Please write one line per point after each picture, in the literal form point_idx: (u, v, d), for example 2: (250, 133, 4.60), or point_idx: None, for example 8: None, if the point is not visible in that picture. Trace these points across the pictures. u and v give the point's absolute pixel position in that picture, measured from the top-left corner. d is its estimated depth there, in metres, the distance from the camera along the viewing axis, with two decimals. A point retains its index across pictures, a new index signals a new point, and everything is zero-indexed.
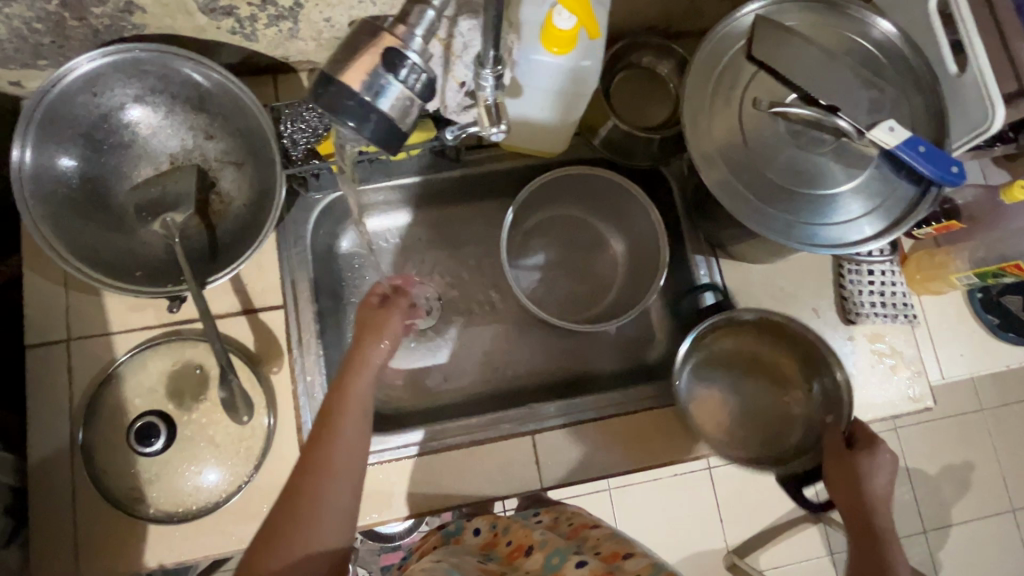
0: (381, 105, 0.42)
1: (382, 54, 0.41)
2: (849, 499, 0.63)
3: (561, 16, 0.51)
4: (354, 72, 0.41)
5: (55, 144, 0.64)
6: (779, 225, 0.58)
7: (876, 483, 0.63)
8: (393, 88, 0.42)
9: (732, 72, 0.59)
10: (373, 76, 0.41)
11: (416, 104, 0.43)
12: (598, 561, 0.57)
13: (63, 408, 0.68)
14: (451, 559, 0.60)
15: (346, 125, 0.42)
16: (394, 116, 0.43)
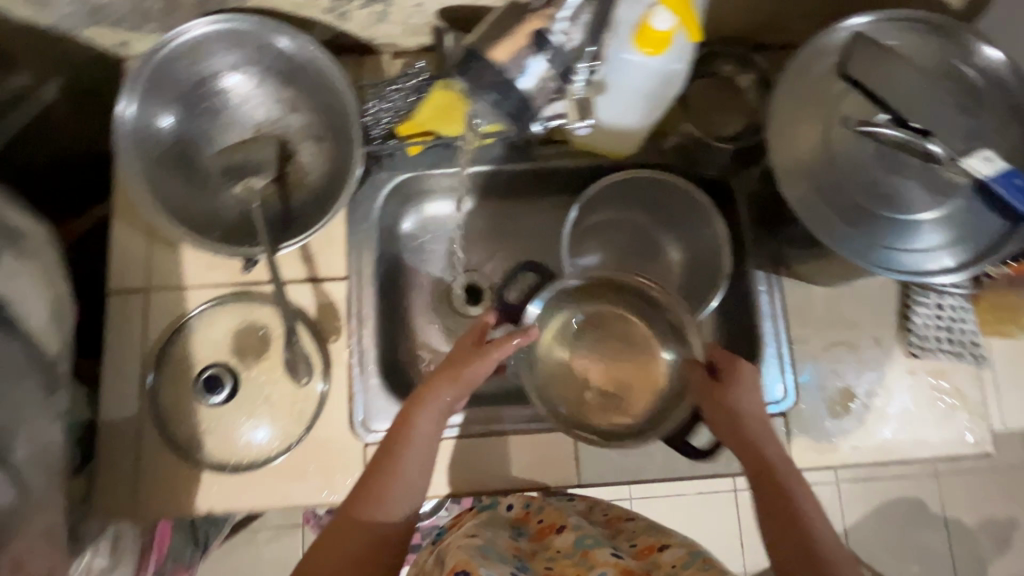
0: (523, 81, 0.55)
1: (530, 34, 0.54)
2: (737, 436, 0.59)
3: (660, 17, 0.52)
4: (500, 51, 0.55)
5: (158, 103, 0.69)
6: (857, 246, 0.57)
7: (749, 408, 0.59)
8: (537, 66, 0.55)
9: (820, 89, 0.59)
10: (517, 56, 0.55)
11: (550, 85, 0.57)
12: (635, 560, 0.59)
13: (137, 352, 0.72)
14: (485, 534, 0.61)
15: (488, 95, 0.57)
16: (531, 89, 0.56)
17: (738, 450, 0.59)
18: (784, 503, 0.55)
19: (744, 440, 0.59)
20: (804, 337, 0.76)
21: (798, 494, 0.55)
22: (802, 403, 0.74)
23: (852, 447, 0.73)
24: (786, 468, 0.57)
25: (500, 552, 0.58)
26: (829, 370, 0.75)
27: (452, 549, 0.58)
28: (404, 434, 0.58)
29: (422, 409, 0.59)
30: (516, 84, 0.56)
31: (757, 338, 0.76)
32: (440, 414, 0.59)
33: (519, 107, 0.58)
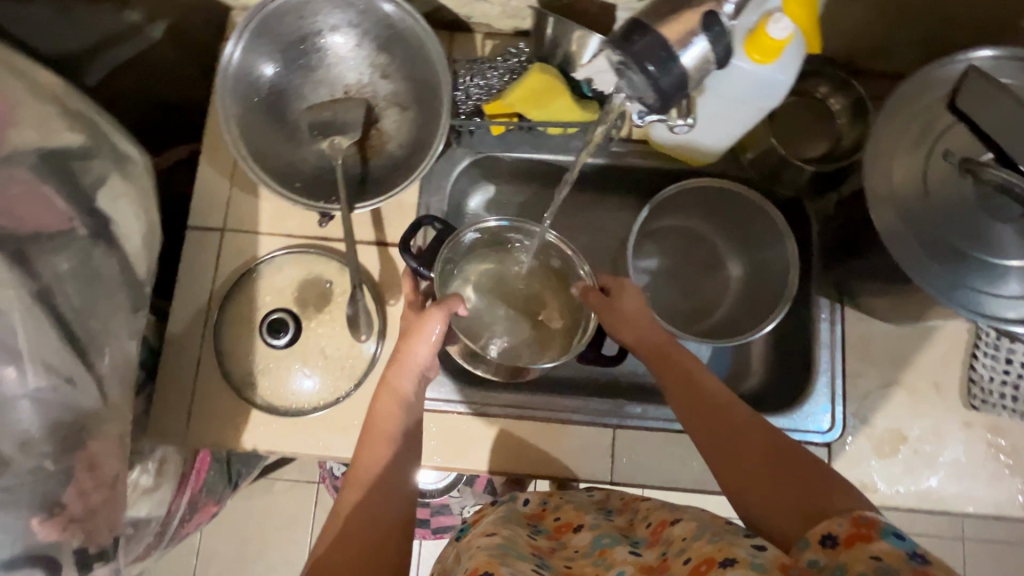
0: (685, 60, 0.40)
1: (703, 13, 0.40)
2: (634, 330, 0.67)
3: (777, 25, 0.50)
4: (672, 26, 0.40)
5: (260, 53, 0.71)
6: (942, 284, 0.55)
7: (638, 307, 0.68)
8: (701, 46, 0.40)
9: (928, 118, 0.58)
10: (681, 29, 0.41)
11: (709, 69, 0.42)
12: (652, 551, 0.52)
13: (207, 287, 0.75)
14: (504, 531, 0.55)
15: (643, 71, 0.40)
16: (691, 73, 0.41)
17: (636, 346, 0.67)
18: (694, 388, 0.61)
19: (638, 336, 0.67)
20: (860, 371, 0.75)
21: (702, 379, 0.62)
22: (849, 438, 0.73)
23: (895, 490, 0.71)
24: (683, 359, 0.64)
25: (519, 548, 0.52)
26: (882, 409, 0.74)
27: (471, 548, 0.53)
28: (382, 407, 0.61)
29: (387, 388, 0.63)
30: (678, 61, 0.40)
31: (811, 366, 0.74)
32: (406, 379, 0.63)
33: (676, 88, 0.41)
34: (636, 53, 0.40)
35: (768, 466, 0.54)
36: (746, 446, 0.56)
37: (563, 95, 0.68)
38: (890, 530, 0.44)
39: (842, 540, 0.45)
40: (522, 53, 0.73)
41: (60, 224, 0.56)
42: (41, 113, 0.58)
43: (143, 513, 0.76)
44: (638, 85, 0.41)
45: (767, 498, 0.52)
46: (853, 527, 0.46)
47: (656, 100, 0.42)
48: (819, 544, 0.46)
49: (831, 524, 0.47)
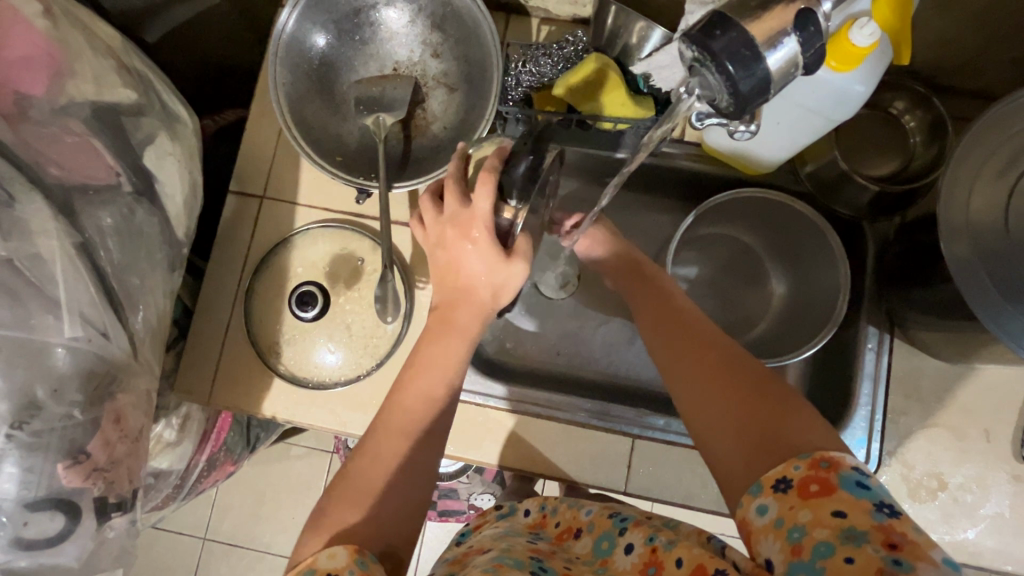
0: (775, 61, 0.37)
1: (799, 11, 0.36)
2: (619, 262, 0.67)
3: (862, 31, 0.46)
4: (759, 24, 0.36)
5: (314, 22, 0.71)
6: (1016, 327, 0.50)
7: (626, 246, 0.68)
8: (792, 48, 0.37)
9: (1016, 144, 0.53)
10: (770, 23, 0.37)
11: (795, 72, 0.39)
12: (641, 536, 0.50)
13: (242, 252, 0.76)
14: (500, 543, 0.55)
15: (723, 69, 0.37)
16: (776, 76, 0.37)
17: (620, 271, 0.67)
18: (672, 317, 0.58)
19: (621, 266, 0.67)
20: (904, 409, 0.70)
21: (684, 312, 0.58)
22: (883, 477, 0.69)
23: None
24: (670, 295, 0.61)
25: (516, 555, 0.51)
26: (923, 451, 0.69)
27: (468, 564, 0.52)
28: (432, 349, 0.57)
29: (452, 327, 0.57)
30: (765, 63, 0.37)
31: (851, 398, 0.70)
32: (474, 318, 0.57)
33: (755, 92, 0.38)
34: (718, 50, 0.36)
35: (724, 383, 0.50)
36: (708, 363, 0.51)
37: (615, 91, 0.64)
38: (852, 478, 0.41)
39: (796, 486, 0.42)
40: (580, 41, 0.70)
41: (107, 177, 0.58)
42: (99, 67, 0.59)
43: (164, 465, 0.78)
44: (713, 85, 0.38)
45: (728, 430, 0.47)
46: (811, 470, 0.42)
47: (730, 104, 0.39)
48: (772, 489, 0.43)
49: (786, 467, 0.43)
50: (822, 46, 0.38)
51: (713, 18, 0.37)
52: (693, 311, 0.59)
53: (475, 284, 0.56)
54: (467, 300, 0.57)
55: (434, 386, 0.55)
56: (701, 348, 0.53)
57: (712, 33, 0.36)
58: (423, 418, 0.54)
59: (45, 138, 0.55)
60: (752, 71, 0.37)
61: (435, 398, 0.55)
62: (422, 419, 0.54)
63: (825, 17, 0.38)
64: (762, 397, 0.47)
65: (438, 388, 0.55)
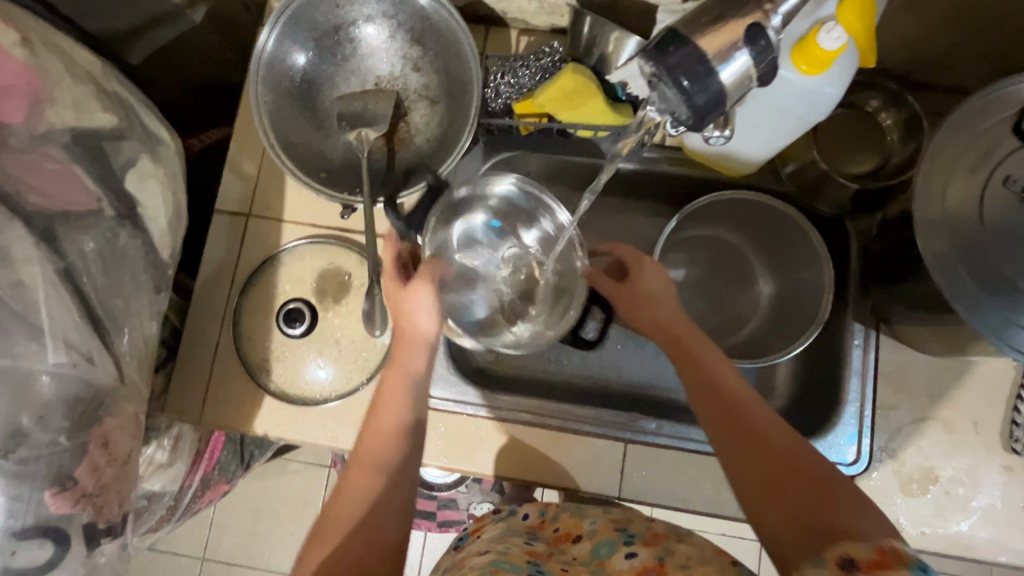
0: (726, 75, 0.38)
1: (748, 26, 0.38)
2: (653, 311, 0.65)
3: (829, 35, 0.47)
4: (712, 38, 0.38)
5: (294, 41, 0.71)
6: (993, 320, 0.51)
7: (662, 287, 0.67)
8: (743, 61, 0.38)
9: (989, 140, 0.53)
10: (731, 34, 0.38)
11: (751, 84, 0.40)
12: (647, 550, 0.53)
13: (230, 271, 0.76)
14: (498, 547, 0.55)
15: (679, 84, 0.38)
16: (730, 89, 0.39)
17: (651, 328, 0.65)
18: (713, 387, 0.56)
19: (654, 326, 0.64)
20: (893, 404, 0.70)
21: (723, 380, 0.57)
22: (875, 472, 0.69)
23: (920, 531, 0.67)
24: (708, 354, 0.59)
25: (513, 560, 0.52)
26: (913, 445, 0.70)
27: (466, 565, 0.53)
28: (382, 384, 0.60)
29: (396, 365, 0.61)
30: (716, 77, 0.38)
31: (840, 395, 0.70)
32: (417, 354, 0.62)
33: (711, 105, 0.39)
34: (672, 66, 0.38)
35: (777, 463, 0.50)
36: (765, 442, 0.52)
37: (593, 99, 0.65)
38: (914, 564, 0.41)
39: (862, 566, 0.43)
40: (556, 52, 0.71)
41: (89, 203, 0.58)
42: (78, 93, 0.59)
43: (157, 487, 0.78)
44: (671, 100, 0.40)
45: (787, 510, 0.48)
46: (877, 555, 0.42)
47: (690, 117, 0.40)
48: (839, 566, 0.43)
49: (852, 548, 0.44)
50: (775, 59, 0.39)
51: (666, 35, 0.38)
52: (732, 376, 0.57)
53: (400, 310, 0.63)
54: (404, 338, 0.62)
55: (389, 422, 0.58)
56: (751, 430, 0.53)
57: (666, 51, 0.38)
58: (387, 454, 0.56)
59: (25, 166, 0.55)
60: (705, 85, 0.38)
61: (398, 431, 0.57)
62: (387, 454, 0.56)
63: (777, 30, 0.39)
64: (818, 481, 0.49)
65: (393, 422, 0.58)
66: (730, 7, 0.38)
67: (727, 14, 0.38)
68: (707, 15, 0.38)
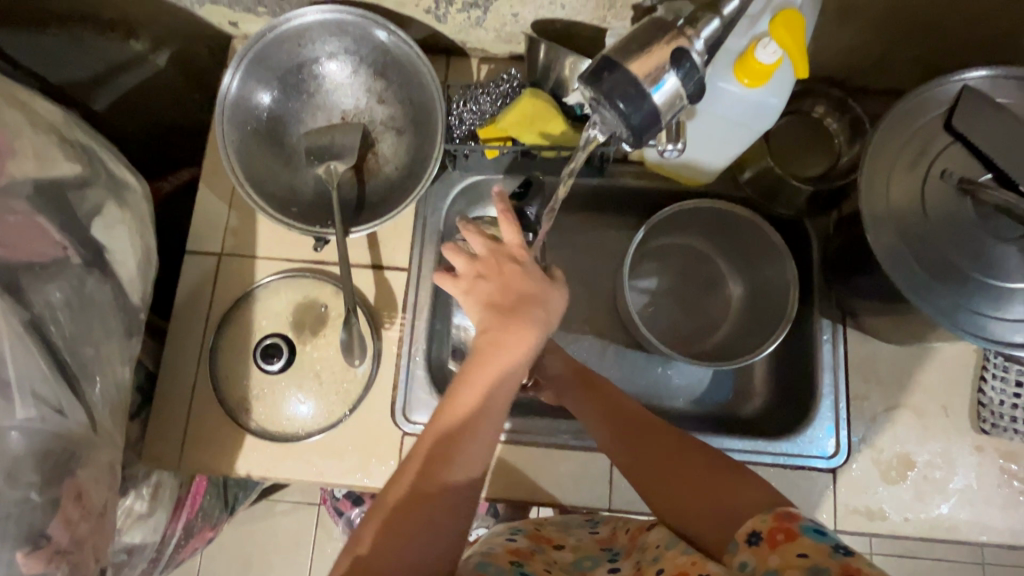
0: (656, 96, 0.41)
1: (673, 50, 0.41)
2: (563, 365, 0.67)
3: (765, 50, 0.50)
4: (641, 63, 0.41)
5: (258, 81, 0.73)
6: (941, 306, 0.54)
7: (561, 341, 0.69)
8: (672, 82, 0.41)
9: (923, 137, 0.57)
10: (663, 59, 0.41)
11: (683, 103, 0.43)
12: (630, 563, 0.54)
13: (204, 311, 0.75)
14: (481, 550, 0.56)
15: (615, 106, 0.41)
16: (663, 109, 0.42)
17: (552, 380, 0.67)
18: (619, 425, 0.60)
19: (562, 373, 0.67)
20: (865, 394, 0.72)
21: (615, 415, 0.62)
22: (855, 464, 0.71)
23: (904, 518, 0.69)
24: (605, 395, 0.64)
25: (497, 560, 0.53)
26: (889, 433, 0.71)
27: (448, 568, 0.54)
28: (485, 363, 0.51)
29: (502, 349, 0.51)
30: (648, 99, 0.41)
31: (814, 390, 0.72)
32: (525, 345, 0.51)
33: (647, 124, 0.42)
34: (604, 91, 0.41)
35: (684, 472, 0.55)
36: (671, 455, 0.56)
37: (552, 121, 0.68)
38: (812, 527, 0.45)
39: (765, 537, 0.46)
40: (514, 78, 0.74)
41: (55, 253, 0.57)
42: (41, 143, 0.59)
43: (137, 540, 0.75)
44: (611, 120, 0.43)
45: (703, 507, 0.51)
46: (776, 523, 0.47)
47: (630, 136, 0.44)
48: (747, 543, 0.47)
49: (756, 522, 0.48)
50: (702, 79, 0.42)
51: (599, 63, 0.42)
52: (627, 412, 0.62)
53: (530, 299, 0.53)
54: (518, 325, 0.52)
55: (484, 424, 0.50)
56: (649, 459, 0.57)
57: (599, 76, 0.42)
58: (470, 453, 0.49)
59: None
60: (637, 106, 0.41)
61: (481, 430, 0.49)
62: (473, 451, 0.49)
63: (702, 53, 0.42)
64: (722, 471, 0.53)
65: (487, 417, 0.50)
66: (656, 35, 0.42)
67: (658, 42, 0.41)
68: (635, 43, 0.41)
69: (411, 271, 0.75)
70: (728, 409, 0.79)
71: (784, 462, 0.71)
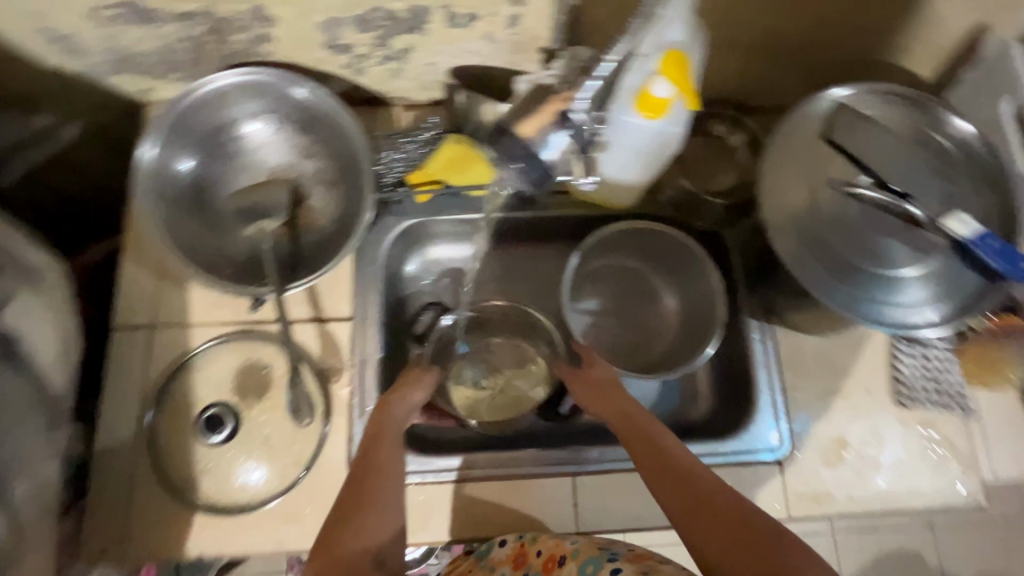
0: (543, 152, 0.62)
1: (552, 117, 0.61)
2: (604, 403, 0.68)
3: (659, 87, 0.57)
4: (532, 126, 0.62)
5: (177, 148, 0.71)
6: (846, 301, 0.60)
7: (610, 383, 0.71)
8: (557, 141, 0.61)
9: (809, 151, 0.63)
10: (542, 130, 0.62)
11: (571, 155, 0.63)
12: (632, 566, 0.58)
13: (137, 387, 0.71)
14: None
15: (512, 166, 0.65)
16: (553, 158, 0.63)
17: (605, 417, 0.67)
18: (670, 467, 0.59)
19: (613, 410, 0.67)
20: (798, 385, 0.78)
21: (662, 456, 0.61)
22: (798, 453, 0.75)
23: (847, 496, 0.74)
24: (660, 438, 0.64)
25: None
26: (824, 419, 0.77)
27: None
28: (386, 409, 0.67)
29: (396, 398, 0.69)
30: (541, 156, 0.63)
31: (752, 387, 0.77)
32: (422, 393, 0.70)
33: (541, 175, 0.64)
34: (504, 153, 0.65)
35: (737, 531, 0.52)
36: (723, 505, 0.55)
37: (474, 161, 0.71)
38: None
39: None
40: (435, 126, 0.77)
41: None
42: None
43: None
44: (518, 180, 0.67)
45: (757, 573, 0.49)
46: None
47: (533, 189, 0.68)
48: None
49: None
50: (584, 132, 0.61)
51: (500, 129, 0.64)
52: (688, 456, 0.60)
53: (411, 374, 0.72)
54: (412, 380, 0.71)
55: (393, 456, 0.63)
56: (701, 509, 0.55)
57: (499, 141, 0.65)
58: (388, 474, 0.61)
59: None
60: (533, 160, 0.63)
61: (396, 449, 0.63)
62: (389, 467, 0.62)
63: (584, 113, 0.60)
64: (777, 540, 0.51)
65: (395, 445, 0.64)
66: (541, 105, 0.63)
67: (543, 111, 0.62)
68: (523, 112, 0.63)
69: (355, 321, 0.75)
70: (679, 416, 0.83)
71: (732, 460, 0.74)
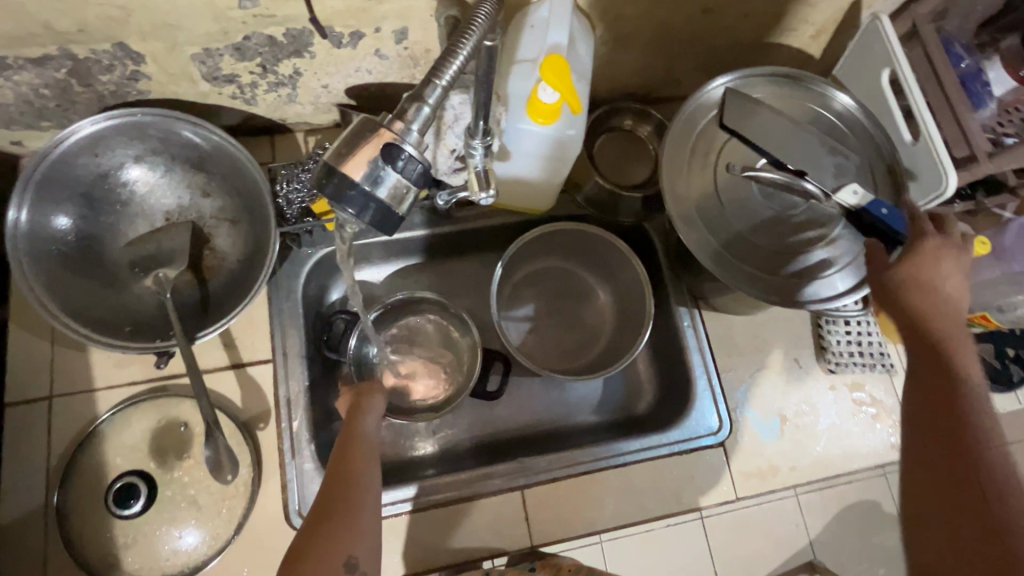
0: (380, 192, 0.44)
1: (380, 148, 0.44)
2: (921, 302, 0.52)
3: (545, 91, 0.57)
4: (354, 165, 0.44)
5: (53, 204, 0.66)
6: (757, 282, 0.62)
7: (932, 276, 0.52)
8: (391, 177, 0.44)
9: (706, 139, 0.64)
10: (370, 166, 0.44)
11: (413, 191, 0.46)
12: None
13: (40, 466, 0.66)
14: None
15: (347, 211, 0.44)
16: (390, 202, 0.45)
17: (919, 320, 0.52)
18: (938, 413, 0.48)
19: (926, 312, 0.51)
20: (731, 365, 0.79)
21: (936, 321, 0.51)
22: (738, 433, 0.76)
23: (790, 467, 0.76)
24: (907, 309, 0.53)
25: None
26: (760, 395, 0.78)
27: None
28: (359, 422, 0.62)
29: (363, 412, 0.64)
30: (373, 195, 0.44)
31: (688, 374, 0.78)
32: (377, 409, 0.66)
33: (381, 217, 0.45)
34: (330, 197, 0.44)
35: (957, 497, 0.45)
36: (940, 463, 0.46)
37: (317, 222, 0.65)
38: None
39: None
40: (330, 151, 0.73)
41: None
42: None
43: None
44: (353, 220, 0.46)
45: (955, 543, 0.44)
46: None
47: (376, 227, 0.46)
48: None
49: None
50: (422, 168, 0.45)
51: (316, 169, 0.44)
52: (979, 376, 0.49)
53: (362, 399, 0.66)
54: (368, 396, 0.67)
55: (367, 465, 0.57)
56: (964, 444, 0.46)
57: (324, 184, 0.44)
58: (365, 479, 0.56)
59: None
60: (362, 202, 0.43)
61: (371, 459, 0.58)
62: (369, 474, 0.56)
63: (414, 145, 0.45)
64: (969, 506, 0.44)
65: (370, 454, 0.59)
66: (363, 136, 0.44)
67: (366, 142, 0.44)
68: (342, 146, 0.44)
69: (276, 361, 0.72)
70: (624, 411, 0.83)
71: (678, 450, 0.75)
